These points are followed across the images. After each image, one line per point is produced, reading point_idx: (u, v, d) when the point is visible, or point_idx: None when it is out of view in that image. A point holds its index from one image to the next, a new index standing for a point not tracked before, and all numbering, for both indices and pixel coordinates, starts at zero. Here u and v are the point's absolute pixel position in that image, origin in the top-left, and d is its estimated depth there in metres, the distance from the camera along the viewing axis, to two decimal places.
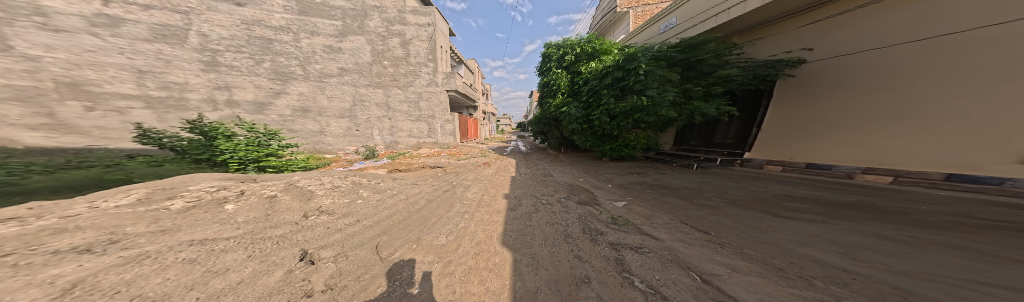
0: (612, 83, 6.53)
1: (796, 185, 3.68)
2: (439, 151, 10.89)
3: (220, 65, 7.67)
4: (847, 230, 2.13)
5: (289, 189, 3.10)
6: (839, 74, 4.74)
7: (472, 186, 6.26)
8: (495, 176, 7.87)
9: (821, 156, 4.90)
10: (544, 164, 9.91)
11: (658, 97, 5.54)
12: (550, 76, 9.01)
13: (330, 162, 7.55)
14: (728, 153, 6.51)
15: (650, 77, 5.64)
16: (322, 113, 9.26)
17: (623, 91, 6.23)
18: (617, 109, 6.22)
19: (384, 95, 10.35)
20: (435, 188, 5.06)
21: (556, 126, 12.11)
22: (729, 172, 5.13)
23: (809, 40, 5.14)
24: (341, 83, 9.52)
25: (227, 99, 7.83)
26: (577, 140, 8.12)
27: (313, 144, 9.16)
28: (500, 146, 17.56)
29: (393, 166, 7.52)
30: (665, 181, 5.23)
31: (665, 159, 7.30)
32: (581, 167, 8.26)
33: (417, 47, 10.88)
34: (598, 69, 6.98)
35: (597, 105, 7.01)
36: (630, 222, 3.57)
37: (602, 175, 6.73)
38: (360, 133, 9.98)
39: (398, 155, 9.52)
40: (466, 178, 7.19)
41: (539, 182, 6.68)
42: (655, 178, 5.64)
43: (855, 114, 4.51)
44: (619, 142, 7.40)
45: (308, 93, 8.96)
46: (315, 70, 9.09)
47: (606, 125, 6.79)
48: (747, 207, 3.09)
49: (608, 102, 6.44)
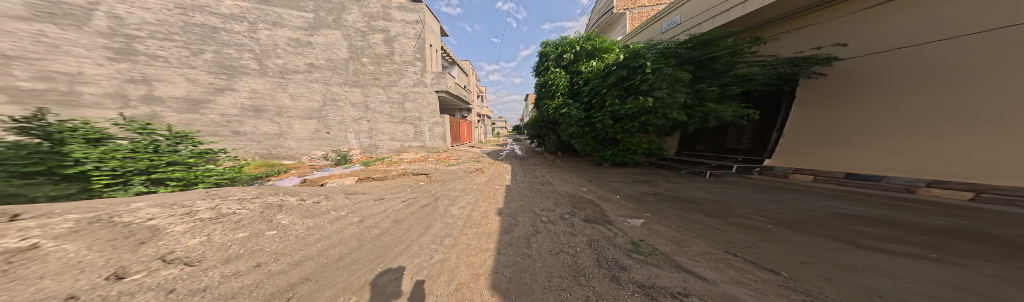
0: (615, 83, 5.99)
1: (843, 199, 3.05)
2: (426, 156, 9.90)
3: (138, 54, 6.10)
4: (1002, 279, 1.44)
5: (90, 230, 1.64)
6: (876, 74, 4.30)
7: (454, 198, 5.27)
8: (485, 185, 6.95)
9: (865, 165, 4.37)
10: (542, 171, 9.18)
11: (667, 98, 4.96)
12: (547, 76, 8.43)
13: (288, 169, 6.41)
14: (745, 159, 6.07)
15: (658, 76, 5.03)
16: (283, 113, 8.07)
17: (628, 92, 5.66)
18: (621, 111, 5.61)
19: (362, 95, 9.31)
20: (410, 203, 4.08)
21: (552, 129, 11.56)
22: (747, 180, 4.56)
23: (839, 36, 4.67)
24: (308, 80, 8.37)
25: (145, 94, 6.17)
26: (577, 143, 7.59)
27: (268, 149, 7.83)
28: (494, 151, 16.73)
29: (364, 174, 6.44)
30: (680, 192, 4.60)
31: (668, 165, 6.83)
32: (581, 174, 7.56)
33: (402, 44, 10.08)
34: (600, 68, 6.47)
35: (598, 106, 6.38)
36: (657, 250, 2.80)
37: (605, 184, 6.05)
38: (331, 136, 8.82)
39: (375, 161, 8.41)
40: (453, 188, 6.27)
41: (538, 193, 5.89)
42: (665, 187, 5.04)
43: (896, 116, 4.06)
44: (621, 147, 6.86)
45: (263, 90, 7.75)
46: (275, 65, 7.93)
47: (607, 128, 6.21)
48: (810, 232, 2.41)
49: (609, 103, 5.85)
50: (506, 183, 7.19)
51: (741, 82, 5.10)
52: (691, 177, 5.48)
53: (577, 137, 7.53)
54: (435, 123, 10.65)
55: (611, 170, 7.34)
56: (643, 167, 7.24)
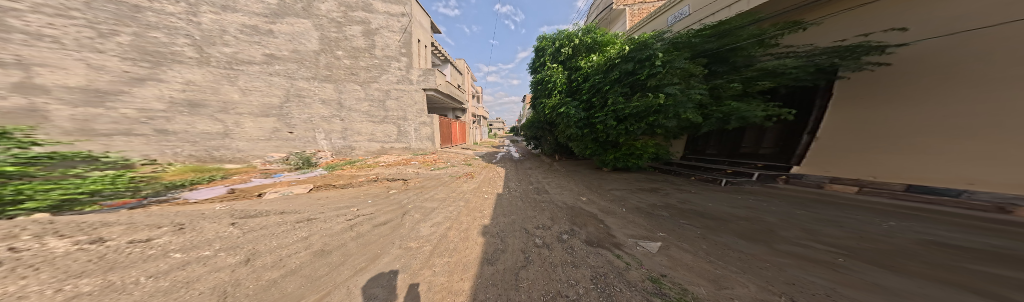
0: (618, 79, 5.33)
1: (938, 224, 2.23)
2: (402, 160, 9.24)
3: (11, 31, 4.42)
4: None
5: None
6: (922, 61, 3.42)
7: (418, 213, 4.28)
8: (467, 195, 5.97)
9: (927, 174, 3.37)
10: (536, 176, 8.40)
11: (679, 95, 4.26)
12: (544, 73, 7.84)
13: (229, 176, 5.65)
14: (764, 166, 5.31)
15: (668, 69, 4.36)
16: (228, 109, 6.89)
17: (635, 89, 4.98)
18: (625, 110, 4.88)
19: (335, 91, 8.74)
20: (364, 221, 3.32)
21: (549, 131, 11.10)
22: (772, 190, 3.87)
23: (898, 16, 3.49)
24: (267, 72, 7.47)
25: (20, 82, 4.45)
26: (576, 146, 6.93)
27: (206, 151, 6.52)
28: (488, 153, 15.86)
29: (323, 180, 5.64)
30: (693, 204, 3.87)
31: (674, 171, 6.18)
32: (579, 181, 6.79)
33: (384, 37, 10.04)
34: (601, 62, 5.86)
35: (600, 104, 5.69)
36: (684, 291, 1.91)
37: (607, 193, 5.33)
38: (295, 136, 7.92)
39: (343, 164, 7.58)
40: (431, 197, 5.53)
41: (531, 204, 5.09)
42: (675, 198, 4.33)
43: (958, 117, 3.13)
44: (624, 150, 6.16)
45: (202, 82, 6.57)
46: (221, 54, 6.89)
47: (609, 130, 5.50)
48: (917, 277, 1.58)
49: (612, 102, 5.18)
50: (495, 192, 6.29)
51: (772, 77, 4.24)
52: (702, 185, 4.78)
53: (575, 140, 6.87)
54: (422, 123, 10.68)
55: (613, 176, 6.60)
56: (647, 172, 6.52)
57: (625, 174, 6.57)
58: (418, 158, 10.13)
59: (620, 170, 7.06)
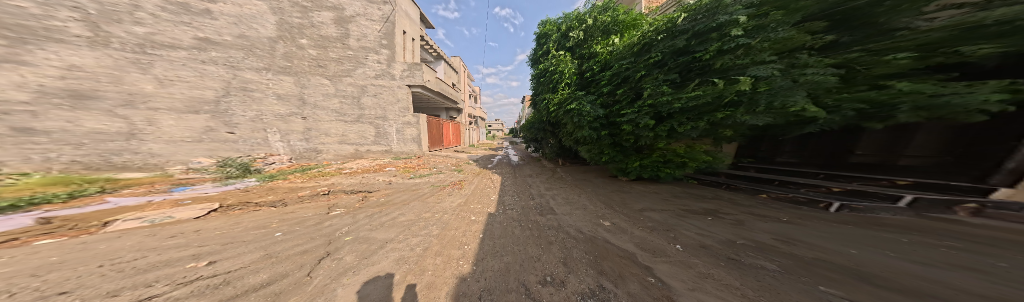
0: (657, 62, 4.03)
1: None
2: (373, 167, 7.82)
3: None
4: None
5: None
6: None
7: (346, 260, 2.56)
8: (440, 218, 4.24)
9: None
10: (539, 186, 6.77)
11: (777, 78, 2.83)
12: (550, 65, 6.59)
13: (114, 189, 4.11)
14: (912, 185, 3.29)
15: (759, 44, 3.00)
16: (136, 103, 5.35)
17: (690, 75, 3.67)
18: (674, 103, 3.40)
19: (295, 85, 7.57)
20: (239, 273, 1.88)
21: (552, 132, 9.74)
22: (954, 226, 2.18)
23: None
24: (199, 61, 6.08)
25: None
26: (587, 152, 5.49)
27: (103, 156, 4.99)
28: (484, 156, 14.38)
29: (249, 194, 4.09)
30: (808, 247, 2.10)
31: (724, 183, 4.48)
32: (596, 195, 5.13)
33: (362, 27, 9.28)
34: (629, 45, 4.59)
35: (628, 97, 4.24)
36: None
37: (636, 218, 3.60)
38: (239, 137, 6.54)
39: (296, 171, 6.12)
40: (390, 217, 4.11)
41: (533, 234, 3.45)
42: (758, 230, 2.58)
43: None
44: (657, 157, 4.50)
45: (95, 68, 4.98)
46: (129, 34, 5.40)
47: (637, 131, 3.96)
48: None
49: (650, 91, 3.75)
50: (488, 212, 4.60)
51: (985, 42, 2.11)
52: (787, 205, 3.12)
53: (586, 143, 5.37)
54: (406, 123, 10.00)
55: (638, 189, 4.94)
56: (682, 184, 4.86)
57: (652, 187, 4.92)
58: (396, 164, 8.73)
59: (644, 180, 5.42)
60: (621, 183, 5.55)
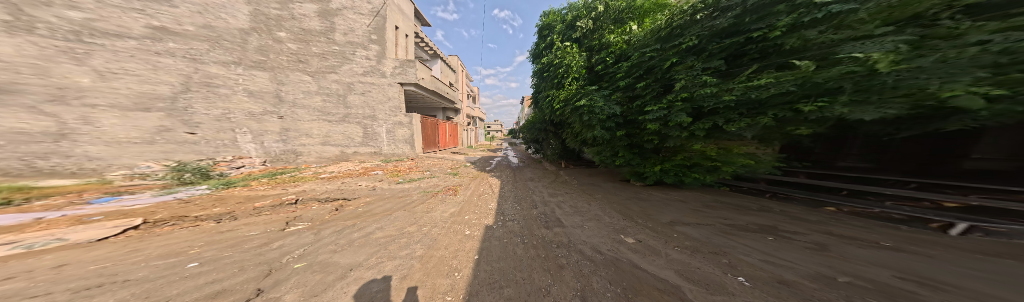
0: (689, 48, 3.56)
1: None
2: (358, 170, 7.17)
3: None
4: None
5: None
6: None
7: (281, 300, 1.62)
8: (422, 235, 3.42)
9: None
10: (542, 191, 6.08)
11: (897, 50, 1.74)
12: (557, 58, 6.12)
13: (24, 200, 3.44)
14: None
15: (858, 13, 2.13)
16: (67, 98, 4.43)
17: (739, 61, 3.08)
18: (723, 96, 2.83)
19: (271, 82, 6.92)
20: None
21: (554, 133, 9.20)
22: None
23: None
24: (151, 52, 5.27)
25: None
26: (595, 153, 4.91)
27: (30, 160, 4.18)
28: (482, 158, 13.73)
29: (192, 207, 3.31)
30: (970, 294, 1.10)
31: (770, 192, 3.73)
32: (608, 203, 4.39)
33: (349, 20, 8.64)
34: (652, 31, 4.12)
35: (655, 90, 3.70)
36: None
37: (664, 240, 2.73)
38: (203, 138, 5.87)
39: (265, 175, 5.40)
40: (363, 229, 3.45)
41: (538, 254, 2.72)
42: (859, 261, 1.60)
43: None
44: (684, 160, 3.73)
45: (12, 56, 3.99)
46: (61, 20, 4.40)
47: (665, 131, 3.41)
48: None
49: (683, 84, 3.23)
50: (485, 225, 3.85)
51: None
52: (867, 219, 2.39)
53: (598, 144, 4.76)
54: (397, 124, 9.59)
55: (658, 196, 4.20)
56: (710, 190, 4.11)
57: (676, 193, 4.17)
58: (384, 167, 8.18)
59: (664, 186, 4.67)
60: (636, 188, 4.84)
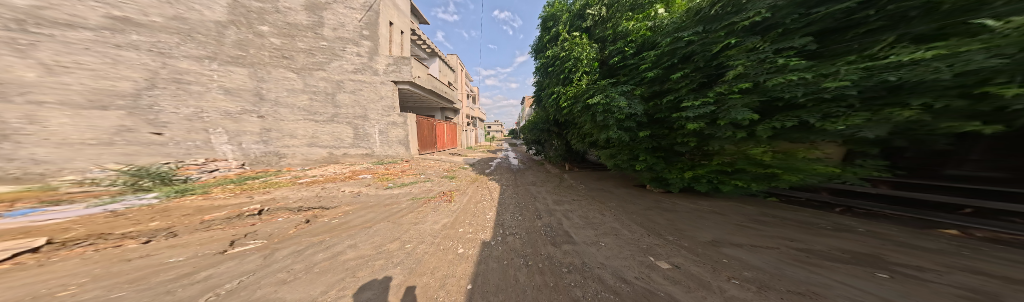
0: (752, 26, 2.78)
1: None
2: (345, 174, 6.65)
3: None
4: None
5: None
6: None
7: None
8: (401, 259, 2.68)
9: None
10: (548, 197, 5.49)
11: None
12: (565, 50, 5.70)
13: None
14: None
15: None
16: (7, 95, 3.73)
17: (842, 37, 2.16)
18: (821, 82, 1.96)
19: (251, 79, 6.46)
20: None
21: (557, 133, 8.65)
22: None
23: None
24: (109, 44, 4.58)
25: None
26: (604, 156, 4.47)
27: None
28: (481, 159, 13.21)
29: (124, 221, 2.61)
30: None
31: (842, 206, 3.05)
32: (629, 214, 3.78)
33: (340, 15, 8.29)
34: (691, 12, 3.54)
35: (696, 82, 3.08)
36: None
37: (710, 267, 2.09)
38: (175, 139, 5.31)
39: (237, 179, 4.96)
40: (336, 244, 2.91)
41: (550, 280, 2.07)
42: None
43: None
44: (723, 166, 3.02)
45: None
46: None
47: (709, 130, 2.79)
48: None
49: (743, 71, 2.55)
50: (481, 240, 3.26)
51: None
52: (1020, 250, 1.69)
53: (614, 145, 4.21)
54: (391, 124, 9.25)
55: (688, 207, 3.58)
56: (751, 199, 3.42)
57: (709, 204, 3.51)
58: (374, 170, 7.70)
59: (690, 194, 4.03)
60: (662, 197, 4.19)
